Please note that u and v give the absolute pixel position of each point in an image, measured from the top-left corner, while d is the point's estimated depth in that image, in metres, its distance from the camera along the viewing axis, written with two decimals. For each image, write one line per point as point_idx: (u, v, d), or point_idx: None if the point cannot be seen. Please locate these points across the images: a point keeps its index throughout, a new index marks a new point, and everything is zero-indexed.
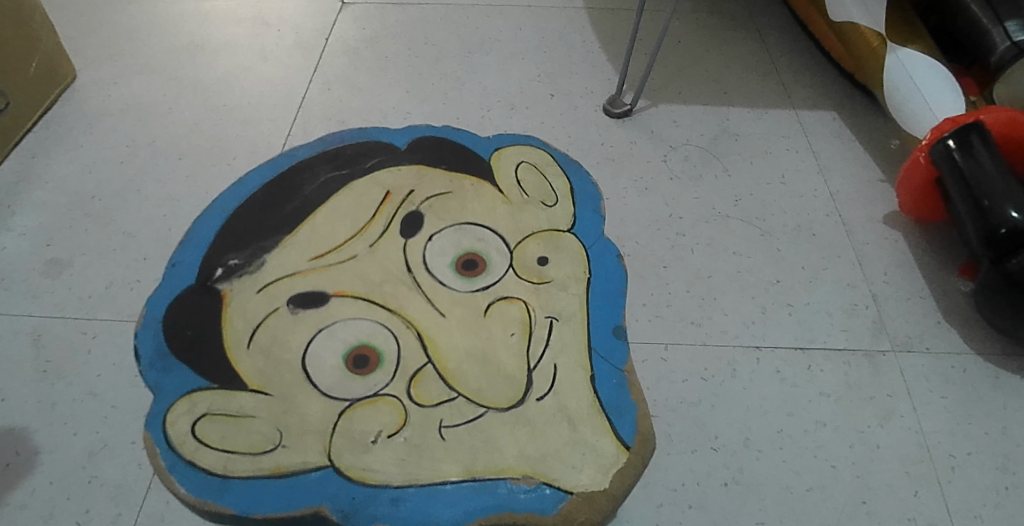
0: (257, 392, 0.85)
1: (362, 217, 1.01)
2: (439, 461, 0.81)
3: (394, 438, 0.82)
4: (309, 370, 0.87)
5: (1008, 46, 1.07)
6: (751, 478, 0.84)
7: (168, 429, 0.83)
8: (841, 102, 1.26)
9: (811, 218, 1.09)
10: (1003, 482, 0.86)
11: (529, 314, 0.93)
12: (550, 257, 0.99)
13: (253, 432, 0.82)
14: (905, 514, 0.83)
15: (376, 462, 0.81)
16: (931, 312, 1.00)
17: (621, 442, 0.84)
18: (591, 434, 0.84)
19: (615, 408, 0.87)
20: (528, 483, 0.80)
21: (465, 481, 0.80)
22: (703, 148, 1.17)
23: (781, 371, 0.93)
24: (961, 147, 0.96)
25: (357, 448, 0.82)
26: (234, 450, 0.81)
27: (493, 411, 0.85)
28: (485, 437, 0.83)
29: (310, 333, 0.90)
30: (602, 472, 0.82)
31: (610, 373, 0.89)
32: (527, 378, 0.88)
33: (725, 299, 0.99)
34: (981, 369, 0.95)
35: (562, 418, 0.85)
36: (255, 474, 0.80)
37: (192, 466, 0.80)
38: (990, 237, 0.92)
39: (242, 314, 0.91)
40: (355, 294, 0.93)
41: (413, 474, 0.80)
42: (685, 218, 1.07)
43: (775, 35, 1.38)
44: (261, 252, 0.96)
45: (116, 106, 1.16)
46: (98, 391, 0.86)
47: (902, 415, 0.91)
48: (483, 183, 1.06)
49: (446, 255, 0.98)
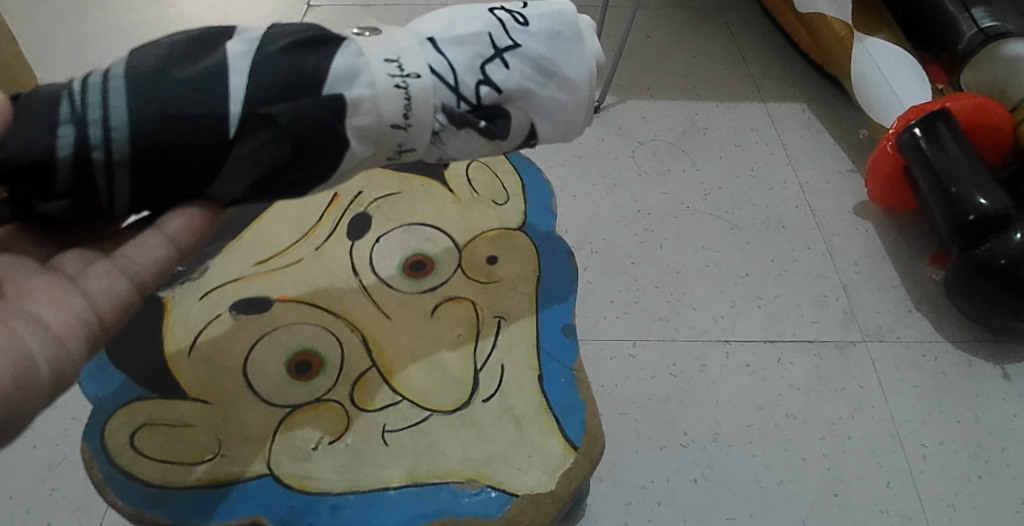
0: (197, 402, 0.80)
1: (308, 220, 0.96)
2: (381, 466, 0.76)
3: (336, 444, 0.78)
4: (252, 378, 0.82)
5: (976, 33, 1.08)
6: (721, 473, 0.84)
7: (107, 441, 0.77)
8: (810, 94, 1.26)
9: (780, 209, 1.09)
10: (977, 471, 0.86)
11: (476, 314, 0.88)
12: (499, 255, 0.94)
13: (193, 442, 0.77)
14: (879, 506, 0.83)
15: (317, 469, 0.76)
16: (902, 301, 1.00)
17: (568, 442, 0.79)
18: (537, 435, 0.79)
19: (564, 409, 0.81)
20: (473, 487, 0.75)
21: (408, 486, 0.75)
22: (672, 143, 1.16)
23: (750, 364, 0.92)
24: (927, 135, 0.96)
25: (297, 455, 0.77)
26: (173, 460, 0.76)
27: (438, 414, 0.81)
28: (429, 441, 0.78)
29: (253, 340, 0.84)
30: (549, 473, 0.76)
31: (559, 373, 0.84)
32: (473, 379, 0.83)
33: (694, 293, 0.98)
34: (953, 357, 0.95)
35: (509, 420, 0.80)
36: (194, 486, 0.74)
37: (131, 479, 0.75)
38: (959, 225, 0.92)
39: (184, 322, 0.85)
40: (299, 299, 0.88)
41: (355, 480, 0.75)
42: (654, 213, 1.06)
43: (744, 28, 1.38)
44: (203, 258, 0.91)
45: None
46: (59, 403, 0.84)
47: (873, 406, 0.90)
48: (433, 184, 1.01)
49: (393, 258, 0.93)
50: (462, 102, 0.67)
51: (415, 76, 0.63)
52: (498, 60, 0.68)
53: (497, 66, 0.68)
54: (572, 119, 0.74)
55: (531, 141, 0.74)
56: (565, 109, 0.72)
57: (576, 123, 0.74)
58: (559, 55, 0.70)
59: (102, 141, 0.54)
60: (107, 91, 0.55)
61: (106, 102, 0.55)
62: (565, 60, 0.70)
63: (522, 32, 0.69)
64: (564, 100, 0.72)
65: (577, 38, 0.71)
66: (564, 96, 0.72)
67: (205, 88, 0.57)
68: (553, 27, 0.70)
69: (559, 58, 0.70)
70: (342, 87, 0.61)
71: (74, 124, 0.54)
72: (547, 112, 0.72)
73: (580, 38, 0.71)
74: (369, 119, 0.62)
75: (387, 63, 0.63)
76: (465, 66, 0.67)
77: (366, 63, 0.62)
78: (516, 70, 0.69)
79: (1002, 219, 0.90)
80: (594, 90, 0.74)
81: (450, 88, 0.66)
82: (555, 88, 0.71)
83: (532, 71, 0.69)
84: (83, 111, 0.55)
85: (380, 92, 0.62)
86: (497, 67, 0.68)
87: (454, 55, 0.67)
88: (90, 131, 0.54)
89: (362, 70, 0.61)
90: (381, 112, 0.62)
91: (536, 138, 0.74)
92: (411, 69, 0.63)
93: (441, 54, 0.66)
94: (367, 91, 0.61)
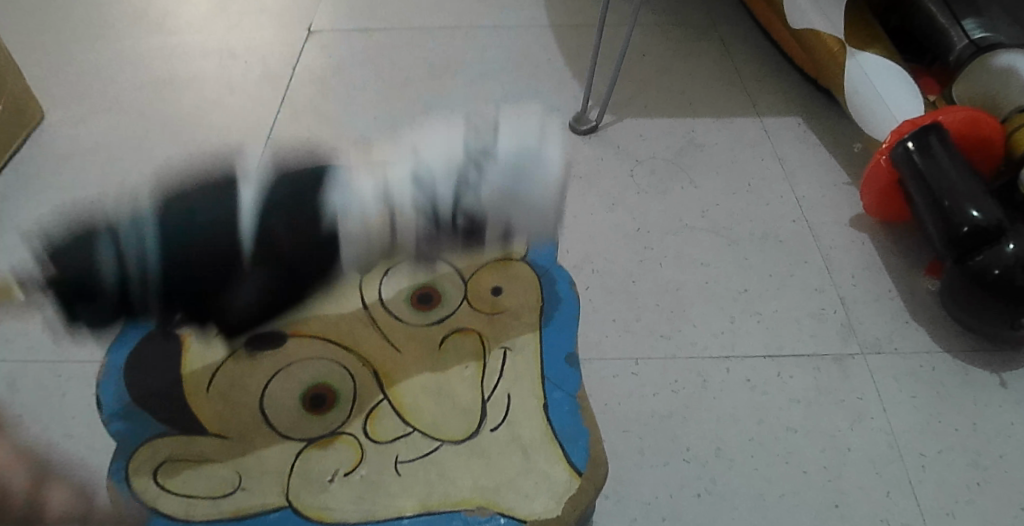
0: (218, 437, 0.82)
1: None
2: (395, 496, 0.79)
3: (351, 476, 0.80)
4: (268, 412, 0.84)
5: (966, 44, 1.10)
6: (724, 488, 0.85)
7: (130, 478, 0.79)
8: (804, 108, 1.29)
9: (777, 224, 1.11)
10: (975, 479, 0.88)
11: (483, 345, 0.90)
12: (505, 286, 0.95)
13: (213, 476, 0.79)
14: (879, 515, 0.85)
15: (334, 500, 0.78)
16: (898, 312, 1.02)
17: (574, 468, 0.81)
18: (545, 462, 0.81)
19: (569, 436, 0.83)
20: (483, 514, 0.77)
21: (421, 515, 0.77)
22: (669, 160, 1.19)
23: (750, 379, 0.94)
24: (920, 149, 0.98)
25: (314, 487, 0.79)
26: (195, 494, 0.78)
27: (448, 444, 0.83)
28: (440, 470, 0.80)
29: (267, 376, 0.86)
30: (555, 499, 0.79)
31: (564, 401, 0.86)
32: (480, 410, 0.85)
33: (694, 309, 1.00)
34: (949, 366, 0.97)
35: (516, 448, 0.82)
36: (216, 519, 0.77)
37: (154, 514, 0.77)
38: (953, 237, 0.95)
39: (201, 360, 0.86)
40: (312, 333, 0.89)
41: (370, 511, 0.78)
42: (653, 231, 1.09)
43: (738, 43, 1.41)
44: None
45: (85, 143, 1.18)
46: (74, 433, 0.86)
47: (872, 417, 0.92)
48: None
49: (400, 289, 0.93)
50: (437, 214, 0.73)
51: (393, 192, 0.70)
52: (465, 171, 0.70)
53: (466, 177, 0.70)
54: (548, 209, 0.76)
55: (510, 228, 0.79)
56: (537, 206, 0.76)
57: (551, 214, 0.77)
58: (527, 168, 0.72)
59: (139, 263, 0.67)
60: (140, 240, 0.65)
61: (140, 246, 0.66)
62: (529, 181, 0.72)
63: (484, 156, 0.70)
64: (536, 197, 0.74)
65: (537, 155, 0.72)
66: (534, 197, 0.74)
67: (217, 192, 0.68)
68: (522, 146, 0.71)
69: (529, 171, 0.72)
70: (338, 200, 0.71)
71: (113, 251, 0.65)
72: (521, 208, 0.75)
73: (540, 156, 0.72)
74: (359, 224, 0.73)
75: (370, 181, 0.70)
76: (439, 181, 0.70)
77: (354, 192, 0.71)
78: (488, 188, 0.71)
79: (996, 231, 0.92)
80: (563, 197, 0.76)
81: (422, 208, 0.72)
82: (523, 188, 0.72)
83: (503, 188, 0.72)
84: (119, 246, 0.65)
85: (370, 211, 0.72)
86: (470, 187, 0.70)
87: (427, 168, 0.69)
88: (125, 259, 0.66)
89: (352, 192, 0.71)
90: (370, 224, 0.73)
91: (515, 226, 0.78)
92: (392, 172, 0.70)
93: (416, 170, 0.70)
94: (358, 212, 0.72)
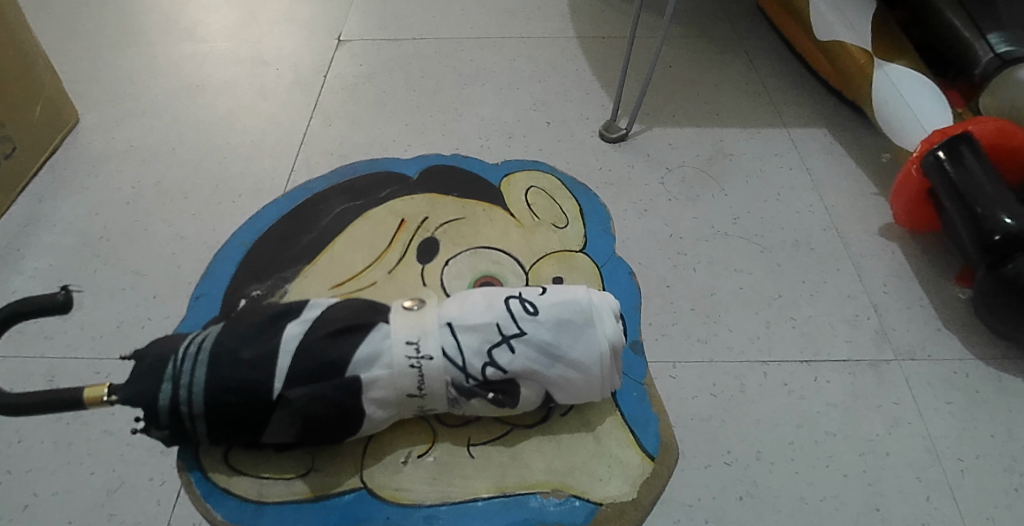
0: None
1: (379, 246, 1.02)
2: (470, 478, 0.82)
3: (424, 458, 0.82)
4: None
5: (991, 58, 1.11)
6: (766, 491, 0.85)
7: (203, 457, 0.82)
8: (830, 119, 1.30)
9: (808, 232, 1.12)
10: (1013, 484, 0.87)
11: None
12: (565, 277, 1.01)
13: (287, 457, 0.82)
14: (919, 519, 0.84)
15: (409, 481, 0.81)
16: (931, 320, 1.02)
17: (646, 453, 0.86)
18: (616, 447, 0.85)
19: (638, 421, 0.88)
20: (559, 497, 0.81)
21: (496, 497, 0.81)
22: (699, 168, 1.20)
23: (788, 383, 0.94)
24: (951, 157, 0.99)
25: (389, 468, 0.82)
26: (268, 475, 0.81)
27: (519, 428, 0.85)
28: (514, 454, 0.83)
29: None
30: (630, 483, 0.83)
31: (631, 387, 0.91)
32: None
33: (730, 315, 1.00)
34: (983, 373, 0.97)
35: (587, 432, 0.86)
36: (290, 499, 0.79)
37: (227, 494, 0.80)
38: (986, 244, 0.94)
39: None
40: None
41: (445, 491, 0.81)
42: (685, 237, 1.09)
43: (764, 55, 1.42)
44: (282, 282, 0.98)
45: (121, 147, 1.20)
46: (113, 430, 0.86)
47: (909, 422, 0.92)
48: (495, 208, 1.08)
49: (462, 279, 0.99)
50: (469, 378, 0.73)
51: (429, 358, 0.72)
52: (504, 344, 0.73)
53: (503, 350, 0.73)
54: (587, 388, 0.77)
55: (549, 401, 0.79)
56: (577, 383, 0.76)
57: (591, 386, 0.76)
58: (564, 340, 0.73)
59: (187, 400, 0.71)
60: (196, 363, 0.71)
61: (192, 371, 0.70)
62: (572, 346, 0.74)
63: (529, 320, 0.73)
64: (573, 376, 0.75)
65: (586, 324, 0.74)
66: (573, 372, 0.75)
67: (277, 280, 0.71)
68: (562, 315, 0.74)
69: (567, 344, 0.74)
70: (363, 369, 0.72)
71: (171, 382, 0.70)
72: (559, 386, 0.76)
73: (588, 325, 0.74)
74: (387, 391, 0.73)
75: (407, 345, 0.72)
76: (474, 350, 0.72)
77: (389, 345, 0.72)
78: (520, 354, 0.73)
79: None
80: (607, 369, 0.76)
81: (459, 368, 0.73)
82: (562, 366, 0.74)
83: (537, 354, 0.73)
84: (178, 376, 0.71)
85: (397, 371, 0.72)
86: (503, 351, 0.73)
87: (467, 340, 0.73)
88: (179, 392, 0.70)
89: (384, 351, 0.72)
90: (399, 385, 0.73)
91: (554, 400, 0.78)
92: (427, 350, 0.72)
93: (456, 337, 0.73)
94: (386, 371, 0.72)
